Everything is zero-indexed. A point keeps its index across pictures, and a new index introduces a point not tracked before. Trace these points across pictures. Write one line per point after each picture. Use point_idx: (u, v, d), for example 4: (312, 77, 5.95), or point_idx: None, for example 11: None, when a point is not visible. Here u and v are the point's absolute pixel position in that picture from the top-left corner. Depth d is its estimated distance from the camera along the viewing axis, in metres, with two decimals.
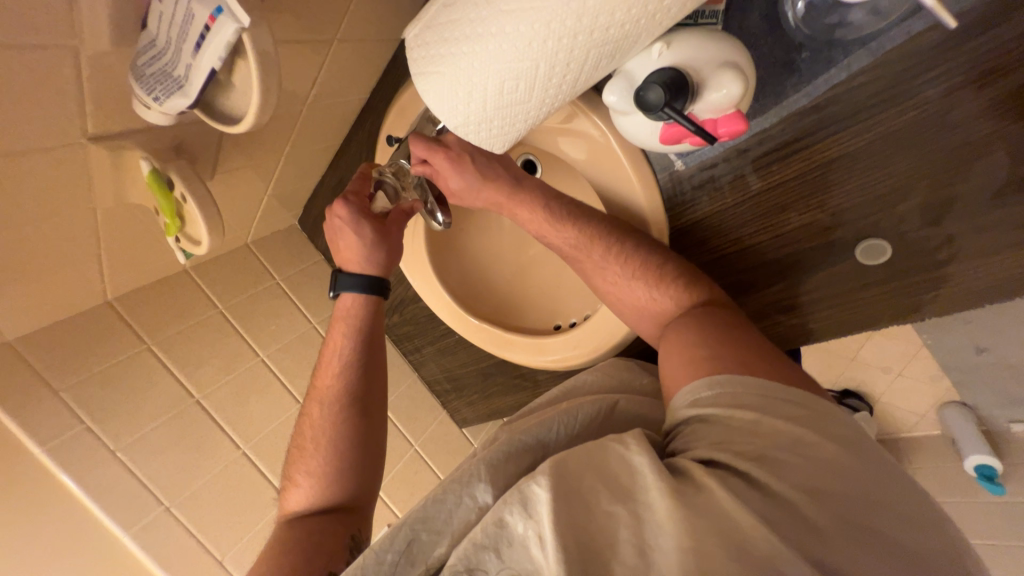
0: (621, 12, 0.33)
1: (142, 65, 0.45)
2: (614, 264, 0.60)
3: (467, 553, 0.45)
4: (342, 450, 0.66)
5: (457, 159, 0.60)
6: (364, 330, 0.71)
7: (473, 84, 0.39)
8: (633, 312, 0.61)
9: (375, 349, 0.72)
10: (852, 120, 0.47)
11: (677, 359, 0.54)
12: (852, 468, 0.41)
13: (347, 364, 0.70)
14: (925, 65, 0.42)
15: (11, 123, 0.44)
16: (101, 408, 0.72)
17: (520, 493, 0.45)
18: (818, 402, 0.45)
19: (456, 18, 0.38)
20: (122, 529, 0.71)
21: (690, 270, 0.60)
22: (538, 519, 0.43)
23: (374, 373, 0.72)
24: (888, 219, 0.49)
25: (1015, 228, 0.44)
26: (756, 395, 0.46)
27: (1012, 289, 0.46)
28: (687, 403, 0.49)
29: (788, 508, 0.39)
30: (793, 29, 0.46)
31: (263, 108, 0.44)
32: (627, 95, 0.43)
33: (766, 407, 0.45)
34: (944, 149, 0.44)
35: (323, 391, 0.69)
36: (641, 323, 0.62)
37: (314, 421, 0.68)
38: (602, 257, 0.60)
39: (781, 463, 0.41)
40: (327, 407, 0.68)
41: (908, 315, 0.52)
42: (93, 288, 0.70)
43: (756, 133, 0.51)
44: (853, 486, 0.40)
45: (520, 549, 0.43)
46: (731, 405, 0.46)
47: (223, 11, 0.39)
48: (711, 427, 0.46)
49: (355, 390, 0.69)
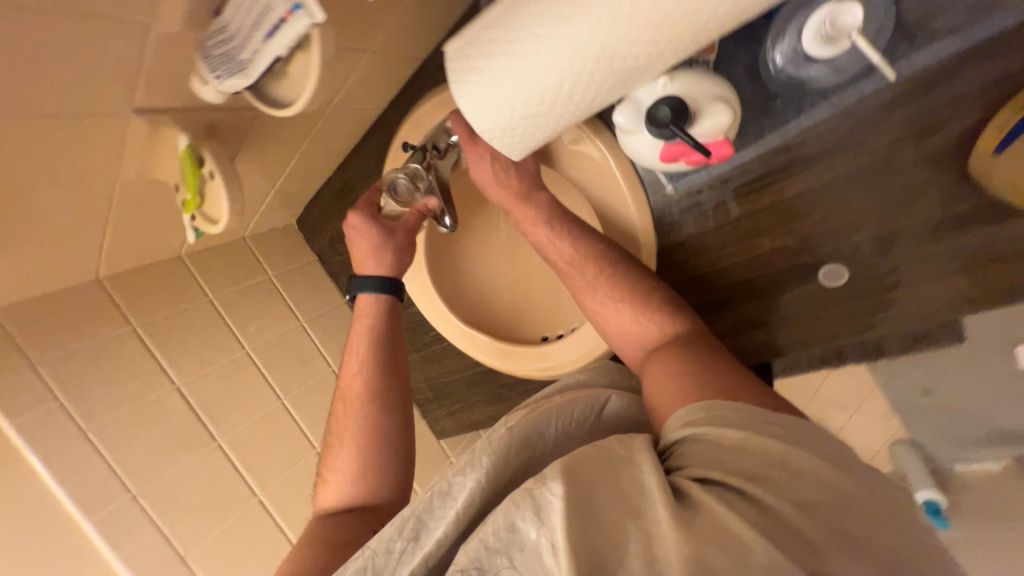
0: (637, 47, 0.40)
1: (210, 45, 0.48)
2: (600, 283, 0.64)
3: (478, 555, 0.44)
4: (369, 446, 0.67)
5: (481, 160, 0.65)
6: (381, 329, 0.72)
7: (505, 94, 0.45)
8: (618, 333, 0.64)
9: (393, 345, 0.72)
10: (816, 160, 0.55)
11: (661, 377, 0.56)
12: (837, 483, 0.41)
13: (368, 361, 0.71)
14: (874, 120, 0.51)
15: (63, 91, 0.47)
16: (78, 386, 0.71)
17: (533, 498, 0.43)
18: (797, 424, 0.46)
19: (496, 37, 0.43)
20: (83, 515, 0.68)
21: (678, 303, 0.64)
22: (551, 526, 0.41)
23: (395, 370, 0.72)
24: (845, 248, 0.56)
25: (948, 260, 0.52)
26: (746, 415, 0.46)
27: (942, 315, 0.55)
28: (681, 423, 0.49)
29: (787, 524, 0.39)
30: (772, 78, 0.53)
31: (313, 99, 0.47)
32: (635, 117, 0.49)
33: (757, 426, 0.45)
34: (892, 191, 0.53)
35: (346, 390, 0.70)
36: (627, 348, 0.64)
37: (339, 420, 0.70)
38: (591, 274, 0.64)
39: (771, 479, 0.42)
40: (350, 407, 0.69)
41: (861, 332, 0.59)
42: (89, 259, 0.71)
43: (736, 166, 0.58)
44: (849, 503, 0.40)
45: (531, 556, 0.41)
46: (725, 424, 0.46)
47: (299, 6, 0.42)
48: (705, 445, 0.46)
49: (377, 388, 0.69)
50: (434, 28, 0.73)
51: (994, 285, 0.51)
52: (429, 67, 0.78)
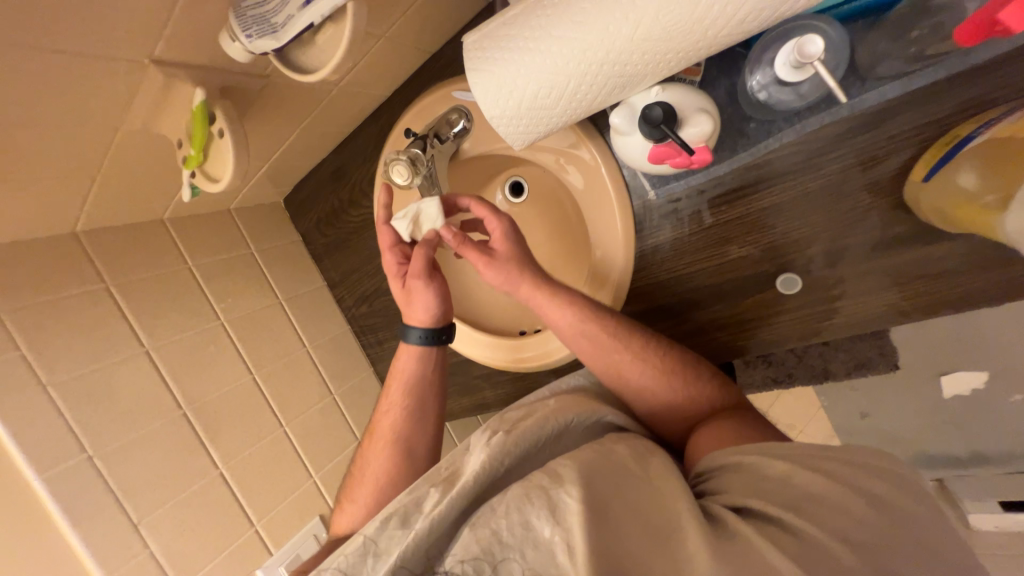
0: (636, 56, 0.45)
1: (246, 6, 0.50)
2: (649, 353, 0.66)
3: (491, 546, 0.44)
4: (393, 483, 0.71)
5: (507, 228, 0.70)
6: (414, 377, 0.78)
7: (516, 85, 0.49)
8: (663, 404, 0.66)
9: (424, 393, 0.78)
10: (780, 180, 0.62)
11: (711, 434, 0.57)
12: (878, 514, 0.40)
13: (398, 403, 0.77)
14: (829, 148, 0.59)
15: (86, 32, 0.48)
16: (42, 338, 0.68)
17: (548, 498, 0.45)
18: (846, 457, 0.44)
19: (513, 34, 0.48)
20: (33, 471, 0.65)
21: (718, 378, 0.66)
22: (566, 526, 0.42)
23: (423, 415, 0.77)
24: (800, 260, 0.63)
25: (883, 275, 0.60)
26: (795, 454, 0.46)
27: (877, 323, 0.63)
28: (728, 454, 0.50)
29: (805, 539, 0.39)
30: (744, 100, 0.60)
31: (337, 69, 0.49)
32: (629, 119, 0.56)
33: (805, 462, 0.45)
34: (841, 211, 0.60)
35: (377, 427, 0.77)
36: (669, 420, 0.66)
37: (369, 454, 0.75)
38: (639, 345, 0.66)
39: (815, 512, 0.40)
40: (379, 442, 0.75)
41: (810, 337, 0.66)
42: (71, 210, 0.69)
43: (712, 178, 0.64)
44: (887, 535, 0.38)
45: (544, 553, 0.42)
46: (769, 454, 0.47)
47: None
48: (748, 475, 0.47)
49: (404, 430, 0.75)
50: (445, 27, 0.77)
51: (919, 299, 0.60)
52: (437, 63, 0.82)
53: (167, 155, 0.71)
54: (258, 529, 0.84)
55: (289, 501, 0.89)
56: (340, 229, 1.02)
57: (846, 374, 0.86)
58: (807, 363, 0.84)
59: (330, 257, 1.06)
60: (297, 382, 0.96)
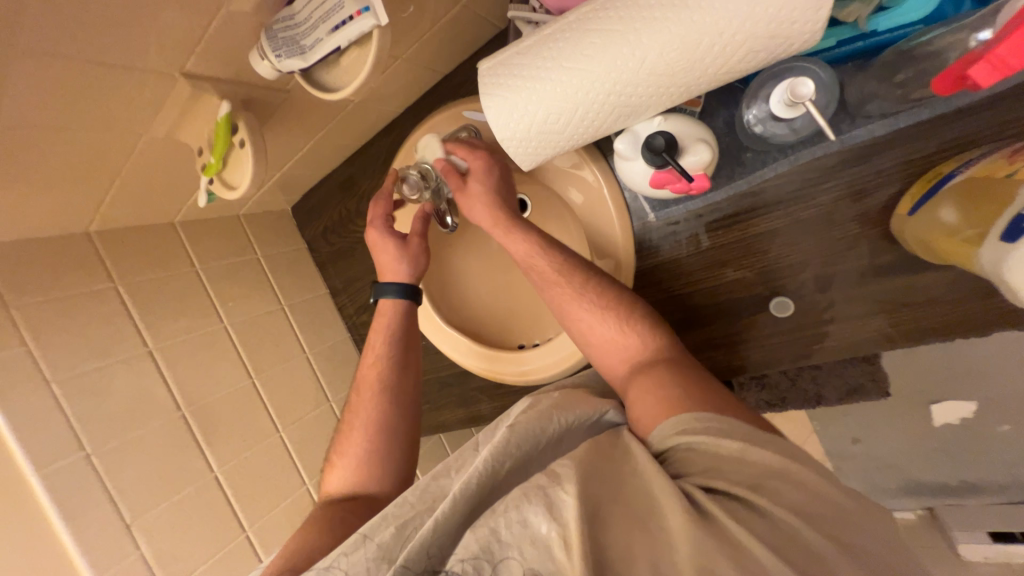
0: (640, 90, 0.49)
1: (277, 28, 0.53)
2: (589, 292, 0.67)
3: (489, 545, 0.46)
4: (379, 431, 0.73)
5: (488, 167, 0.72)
6: (396, 328, 0.79)
7: (527, 112, 0.52)
8: (597, 343, 0.67)
9: (407, 343, 0.80)
10: (774, 208, 0.64)
11: (647, 386, 0.59)
12: (863, 518, 0.42)
13: (384, 354, 0.78)
14: (822, 179, 0.62)
15: (126, 46, 0.50)
16: (50, 334, 0.69)
17: (545, 495, 0.46)
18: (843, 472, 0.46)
19: (526, 63, 0.51)
20: (31, 466, 0.66)
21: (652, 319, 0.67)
22: (563, 522, 0.44)
23: (408, 365, 0.79)
24: (792, 285, 0.66)
25: (872, 302, 0.63)
26: (744, 432, 0.48)
27: (865, 350, 0.65)
28: (675, 431, 0.51)
29: (803, 543, 0.40)
30: (743, 133, 0.63)
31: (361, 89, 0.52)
32: (633, 145, 0.59)
33: (759, 441, 0.47)
34: (832, 238, 0.63)
35: (364, 377, 0.78)
36: (605, 360, 0.67)
37: (357, 406, 0.77)
38: (582, 285, 0.67)
39: (815, 516, 0.41)
40: (366, 393, 0.77)
41: (802, 361, 0.68)
42: (88, 211, 0.71)
43: (710, 204, 0.67)
44: (872, 537, 0.41)
45: (542, 550, 0.43)
46: (725, 433, 0.48)
47: (369, 9, 0.48)
48: (701, 455, 0.48)
49: (390, 378, 0.77)
50: (459, 51, 0.81)
51: (907, 327, 0.62)
52: (451, 84, 0.86)
53: (184, 161, 0.73)
54: (249, 535, 0.83)
55: (280, 508, 0.88)
56: (346, 237, 1.04)
57: (837, 399, 0.87)
58: (802, 388, 0.85)
59: (335, 266, 1.07)
60: (294, 387, 0.97)
